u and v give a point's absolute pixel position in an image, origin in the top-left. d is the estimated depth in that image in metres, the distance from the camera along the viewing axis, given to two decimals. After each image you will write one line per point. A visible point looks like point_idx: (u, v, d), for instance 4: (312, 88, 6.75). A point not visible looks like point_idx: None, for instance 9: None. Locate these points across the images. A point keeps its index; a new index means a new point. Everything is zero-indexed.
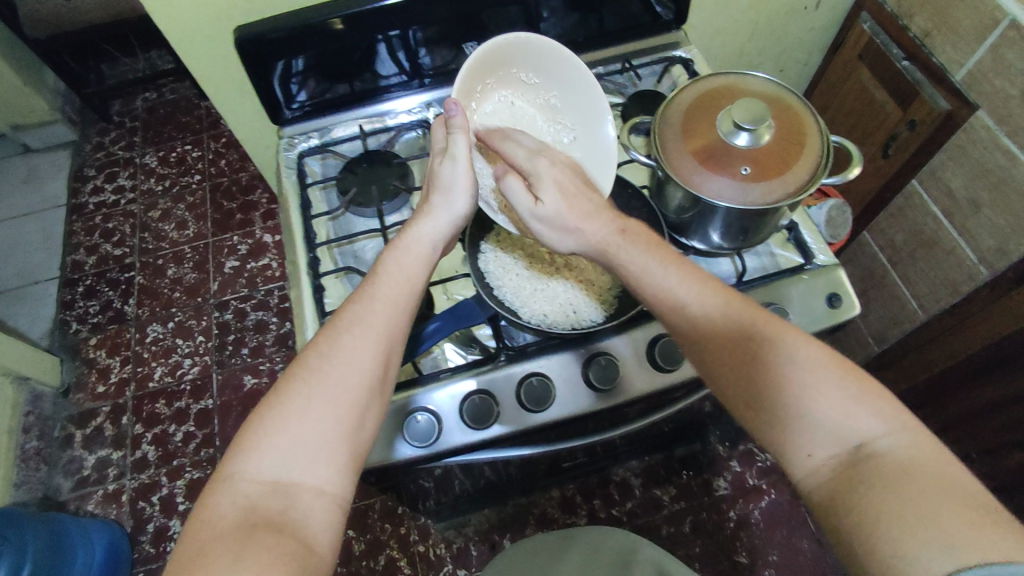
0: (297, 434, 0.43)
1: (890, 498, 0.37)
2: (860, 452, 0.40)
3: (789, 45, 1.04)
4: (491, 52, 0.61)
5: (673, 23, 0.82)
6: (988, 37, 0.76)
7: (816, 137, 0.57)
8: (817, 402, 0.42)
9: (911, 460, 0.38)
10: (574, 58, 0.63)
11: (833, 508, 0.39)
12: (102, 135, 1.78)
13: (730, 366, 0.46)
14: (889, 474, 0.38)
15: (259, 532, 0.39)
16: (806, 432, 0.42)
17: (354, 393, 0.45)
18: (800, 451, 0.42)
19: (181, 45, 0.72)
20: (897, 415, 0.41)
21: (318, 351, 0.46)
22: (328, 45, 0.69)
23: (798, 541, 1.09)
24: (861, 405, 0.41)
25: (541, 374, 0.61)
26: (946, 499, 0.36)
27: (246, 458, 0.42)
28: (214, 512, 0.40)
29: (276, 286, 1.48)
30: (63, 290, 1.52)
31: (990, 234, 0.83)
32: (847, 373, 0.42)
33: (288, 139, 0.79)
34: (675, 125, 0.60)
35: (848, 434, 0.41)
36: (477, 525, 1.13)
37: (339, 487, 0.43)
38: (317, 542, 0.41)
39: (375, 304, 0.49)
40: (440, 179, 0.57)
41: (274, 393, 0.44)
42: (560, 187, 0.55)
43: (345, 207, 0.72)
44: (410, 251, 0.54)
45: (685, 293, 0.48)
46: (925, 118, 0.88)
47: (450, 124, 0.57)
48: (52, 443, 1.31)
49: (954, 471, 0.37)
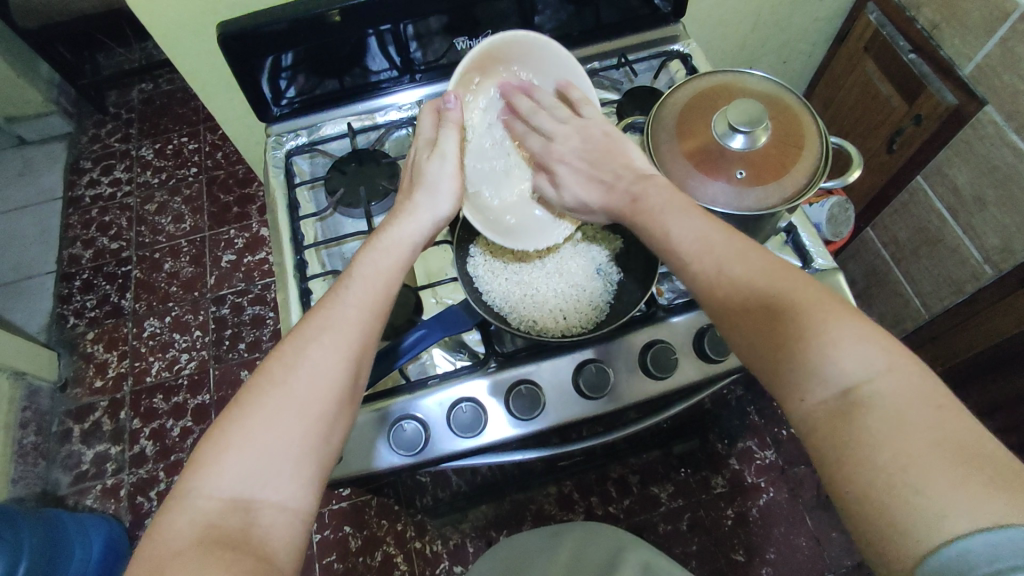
0: (261, 448, 0.42)
1: (880, 452, 0.35)
2: (847, 397, 0.38)
3: (793, 36, 1.02)
4: (488, 49, 0.59)
5: (672, 15, 0.80)
6: (998, 29, 0.73)
7: (816, 138, 0.55)
8: (809, 348, 0.40)
9: (903, 406, 0.36)
10: (575, 66, 0.61)
11: (825, 455, 0.38)
12: (98, 127, 1.76)
13: (726, 310, 0.45)
14: (879, 426, 0.36)
15: (219, 549, 0.38)
16: (803, 377, 0.40)
17: (320, 405, 0.44)
18: (794, 396, 0.40)
19: (165, 40, 0.70)
20: (889, 357, 0.38)
21: (284, 360, 0.45)
22: (315, 41, 0.67)
23: (796, 539, 1.08)
24: (854, 344, 0.39)
25: (530, 381, 0.60)
26: (933, 456, 0.33)
27: (205, 473, 0.41)
28: (171, 530, 0.40)
29: (272, 280, 1.47)
30: (60, 284, 1.52)
31: (994, 232, 0.81)
32: (842, 314, 0.40)
33: (276, 137, 0.78)
34: (669, 127, 0.58)
35: (838, 379, 0.38)
36: (475, 521, 1.13)
37: (302, 501, 0.43)
38: (280, 556, 0.41)
39: (346, 312, 0.48)
40: (426, 176, 0.57)
41: (236, 407, 0.43)
42: (577, 170, 0.58)
43: (333, 208, 0.71)
44: (386, 255, 0.53)
45: (685, 239, 0.48)
46: (930, 113, 0.84)
47: (444, 118, 0.58)
48: (50, 438, 1.31)
49: (946, 418, 0.35)
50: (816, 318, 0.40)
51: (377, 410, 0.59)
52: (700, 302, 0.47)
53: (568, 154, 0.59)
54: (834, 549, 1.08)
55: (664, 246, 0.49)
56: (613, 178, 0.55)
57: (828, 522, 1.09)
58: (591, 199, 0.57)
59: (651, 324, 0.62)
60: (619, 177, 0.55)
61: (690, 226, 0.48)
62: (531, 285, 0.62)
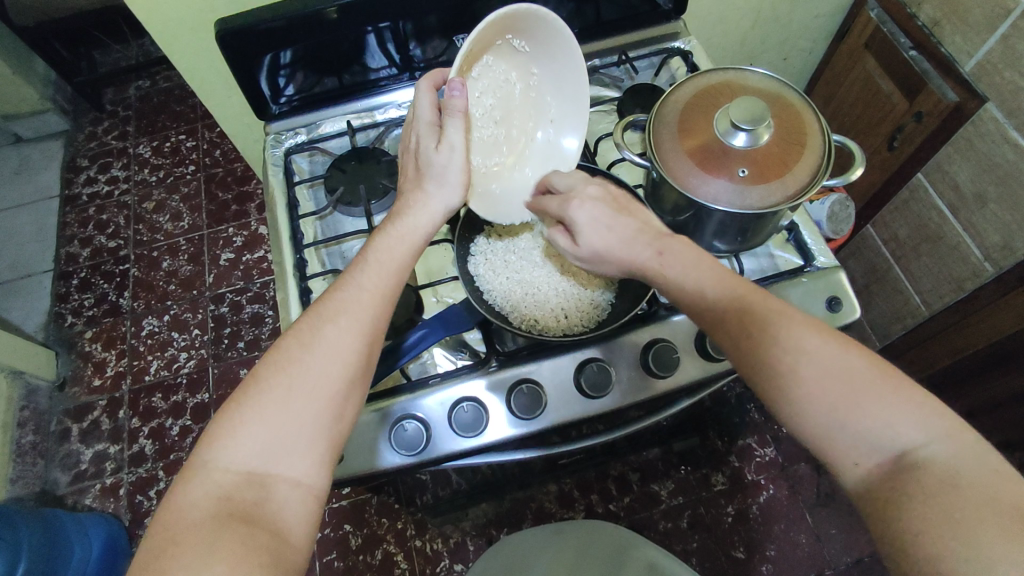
0: (275, 424, 0.42)
1: (936, 515, 0.37)
2: (901, 460, 0.39)
3: (793, 33, 1.01)
4: (496, 19, 0.54)
5: (672, 12, 0.80)
6: (999, 26, 0.73)
7: (818, 136, 0.55)
8: (860, 413, 0.40)
9: (957, 470, 0.38)
10: (573, 43, 0.59)
11: (880, 514, 0.39)
12: (95, 125, 1.75)
13: (754, 360, 0.44)
14: (937, 489, 0.37)
15: (233, 524, 0.39)
16: (854, 441, 0.40)
17: (333, 385, 0.44)
18: (845, 459, 0.40)
19: (163, 37, 0.69)
20: (939, 421, 0.39)
21: (300, 338, 0.45)
22: (314, 38, 0.66)
23: (796, 536, 1.09)
24: (909, 410, 0.40)
25: (532, 381, 0.60)
26: (992, 518, 0.35)
27: (221, 447, 0.41)
28: (186, 502, 0.39)
29: (271, 278, 1.47)
30: (58, 283, 1.51)
31: (995, 229, 0.81)
32: (890, 376, 0.41)
33: (275, 135, 0.77)
34: (671, 124, 0.58)
35: (893, 443, 0.39)
36: (475, 519, 1.13)
37: (315, 479, 0.43)
38: (292, 536, 0.41)
39: (361, 294, 0.48)
40: (432, 166, 0.55)
41: (251, 384, 0.43)
42: (598, 221, 0.53)
43: (333, 207, 0.71)
44: (401, 240, 0.53)
45: (716, 293, 0.47)
46: (931, 110, 0.84)
47: (447, 107, 0.53)
48: (49, 437, 1.31)
49: (997, 481, 0.37)
50: (866, 381, 0.40)
51: (379, 410, 0.59)
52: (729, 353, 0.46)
53: (586, 201, 0.54)
54: (834, 546, 1.08)
55: (695, 302, 0.48)
56: (634, 230, 0.52)
57: (829, 520, 1.09)
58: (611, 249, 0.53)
59: (652, 321, 0.62)
60: (640, 230, 0.52)
61: (718, 282, 0.47)
62: (533, 286, 0.62)
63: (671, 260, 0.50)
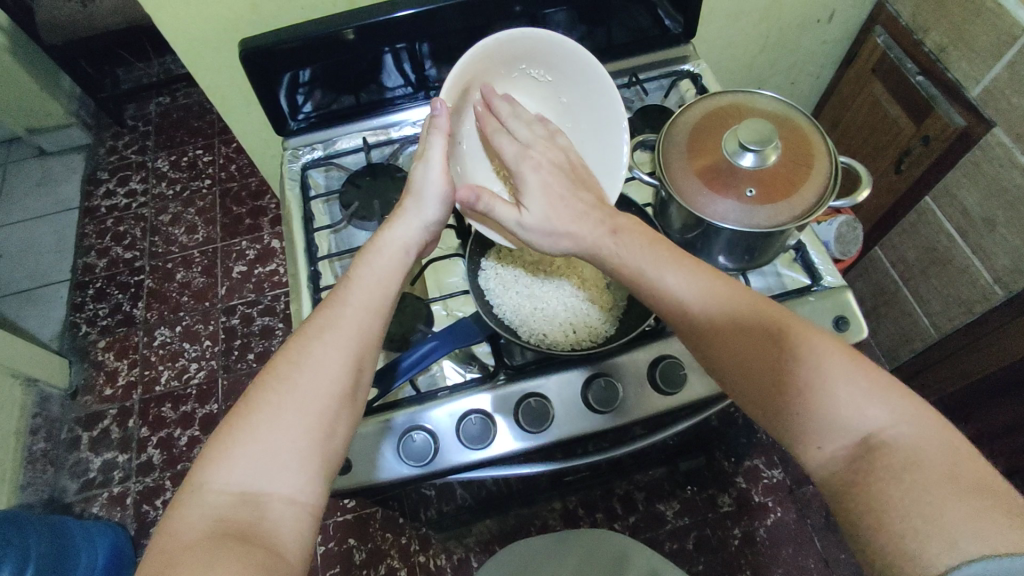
0: (267, 444, 0.43)
1: (892, 492, 0.37)
2: (868, 442, 0.40)
3: (801, 58, 1.03)
4: (488, 49, 0.60)
5: (682, 36, 0.81)
6: (1005, 54, 0.74)
7: (824, 158, 0.56)
8: (829, 396, 0.41)
9: (920, 448, 0.38)
10: (583, 55, 0.60)
11: (844, 494, 0.40)
12: (115, 139, 1.80)
13: (732, 349, 0.45)
14: (904, 468, 0.37)
15: (227, 542, 0.39)
16: (817, 422, 0.41)
17: (323, 401, 0.45)
18: (811, 445, 0.42)
19: (188, 55, 0.72)
20: (910, 406, 0.40)
21: (288, 359, 0.46)
22: (333, 58, 0.68)
23: (804, 560, 1.07)
24: (870, 398, 0.40)
25: (540, 395, 0.61)
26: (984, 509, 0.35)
27: (213, 468, 0.42)
28: (182, 524, 0.40)
29: (282, 292, 1.48)
30: (74, 293, 1.54)
31: (1005, 254, 0.81)
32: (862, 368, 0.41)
33: (292, 151, 0.79)
34: (680, 146, 0.59)
35: (858, 427, 0.40)
36: (478, 536, 1.12)
37: (310, 496, 0.43)
38: (288, 552, 0.41)
39: (348, 310, 0.49)
40: (414, 183, 0.56)
41: (241, 406, 0.44)
42: (547, 187, 0.54)
43: (348, 220, 0.73)
44: (386, 260, 0.53)
45: (693, 298, 0.47)
46: (938, 134, 0.86)
47: (432, 124, 0.56)
48: (59, 444, 1.32)
49: (961, 460, 0.37)
50: (836, 361, 0.42)
51: (383, 421, 0.60)
52: (690, 344, 0.49)
53: (542, 166, 0.55)
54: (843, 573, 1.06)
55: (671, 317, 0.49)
56: (587, 205, 0.53)
57: (836, 544, 1.08)
58: (558, 220, 0.53)
59: (661, 338, 0.62)
60: (592, 208, 0.53)
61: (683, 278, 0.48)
62: (543, 299, 0.62)
63: (626, 239, 0.51)
